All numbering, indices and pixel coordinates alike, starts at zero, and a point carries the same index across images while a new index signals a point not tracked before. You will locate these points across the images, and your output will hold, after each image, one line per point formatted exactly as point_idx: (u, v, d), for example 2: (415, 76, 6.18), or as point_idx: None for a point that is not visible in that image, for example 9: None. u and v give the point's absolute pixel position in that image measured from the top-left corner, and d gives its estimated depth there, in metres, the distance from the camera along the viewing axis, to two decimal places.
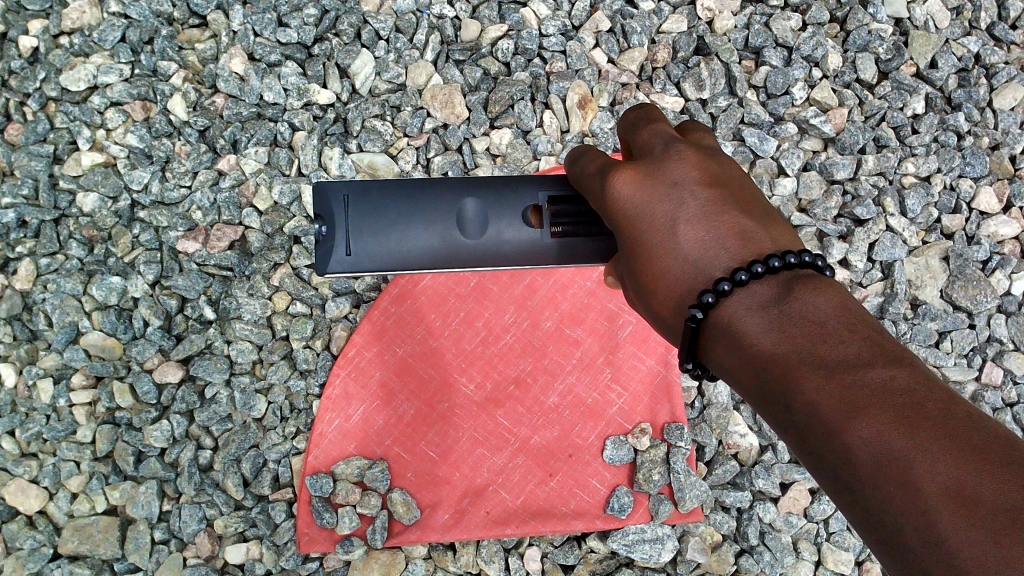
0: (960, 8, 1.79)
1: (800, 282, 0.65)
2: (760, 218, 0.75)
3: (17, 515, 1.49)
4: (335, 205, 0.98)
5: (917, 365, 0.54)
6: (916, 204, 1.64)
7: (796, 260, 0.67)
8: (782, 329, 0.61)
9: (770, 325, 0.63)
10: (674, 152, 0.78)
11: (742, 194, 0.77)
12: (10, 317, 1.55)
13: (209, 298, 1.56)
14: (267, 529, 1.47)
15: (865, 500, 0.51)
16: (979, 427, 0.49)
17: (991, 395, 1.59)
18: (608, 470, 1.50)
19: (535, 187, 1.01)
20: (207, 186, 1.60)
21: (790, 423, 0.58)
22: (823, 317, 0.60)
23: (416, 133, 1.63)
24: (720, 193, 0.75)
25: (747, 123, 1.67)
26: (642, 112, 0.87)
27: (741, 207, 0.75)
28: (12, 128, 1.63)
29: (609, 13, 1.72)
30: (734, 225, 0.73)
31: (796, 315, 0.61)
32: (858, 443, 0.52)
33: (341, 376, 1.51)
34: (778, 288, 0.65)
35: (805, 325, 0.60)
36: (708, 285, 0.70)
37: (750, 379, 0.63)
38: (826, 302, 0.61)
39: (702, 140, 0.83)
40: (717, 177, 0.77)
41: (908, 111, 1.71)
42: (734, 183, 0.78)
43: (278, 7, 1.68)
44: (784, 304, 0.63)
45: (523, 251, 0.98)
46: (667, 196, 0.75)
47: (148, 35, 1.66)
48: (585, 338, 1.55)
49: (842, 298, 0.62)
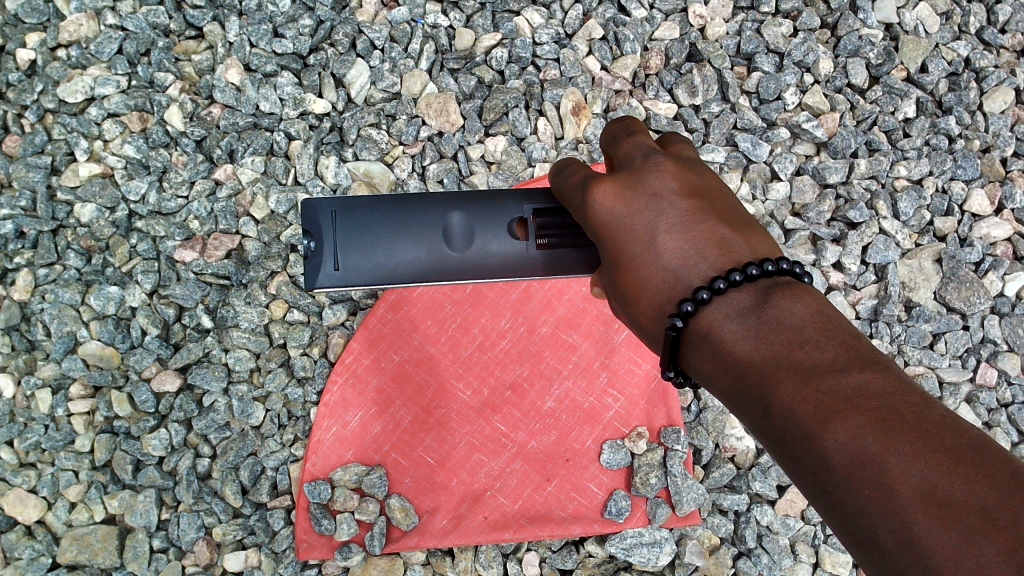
0: (949, 13, 1.81)
1: (779, 289, 0.66)
2: (739, 226, 0.76)
3: (16, 525, 1.49)
4: (323, 221, 0.99)
5: (892, 369, 0.55)
6: (908, 207, 1.66)
7: (773, 268, 0.69)
8: (761, 337, 0.63)
9: (750, 332, 0.64)
10: (653, 162, 0.80)
11: (721, 203, 0.79)
12: (9, 328, 1.56)
13: (207, 306, 1.56)
14: (265, 537, 1.48)
15: (843, 503, 0.53)
16: (952, 429, 0.50)
17: (985, 395, 1.60)
18: (606, 474, 1.51)
19: (521, 199, 1.01)
20: (204, 196, 1.61)
21: (771, 429, 0.59)
22: (801, 325, 0.61)
23: (412, 142, 1.65)
24: (699, 203, 0.77)
25: (739, 128, 1.69)
26: (623, 124, 0.88)
27: (720, 216, 0.77)
28: (10, 140, 1.64)
29: (601, 21, 1.74)
30: (713, 234, 0.74)
31: (776, 323, 0.63)
32: (834, 448, 0.53)
33: (339, 383, 1.52)
34: (757, 296, 0.66)
35: (784, 333, 0.61)
36: (689, 293, 0.71)
37: (731, 387, 0.64)
38: (804, 310, 0.63)
39: (680, 152, 0.85)
40: (695, 187, 0.79)
41: (900, 115, 1.72)
42: (712, 193, 0.80)
43: (273, 18, 1.69)
44: (763, 311, 0.65)
45: (509, 263, 0.99)
46: (646, 207, 0.77)
47: (144, 47, 1.67)
48: (581, 343, 1.56)
49: (819, 306, 0.63)
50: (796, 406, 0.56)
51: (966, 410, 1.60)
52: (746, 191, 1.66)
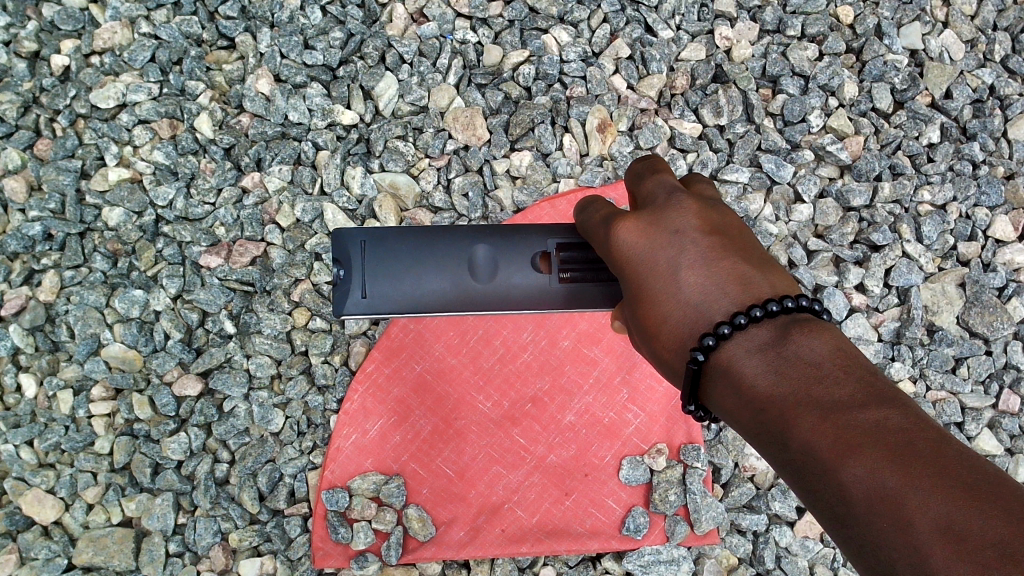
0: (974, 41, 1.83)
1: (799, 325, 0.67)
2: (760, 264, 0.77)
3: (33, 525, 1.49)
4: (353, 249, 0.99)
5: (909, 407, 0.57)
6: (932, 231, 1.67)
7: (793, 304, 0.69)
8: (781, 372, 0.64)
9: (769, 368, 0.66)
10: (676, 201, 0.80)
11: (742, 242, 0.79)
12: (33, 328, 1.57)
13: (230, 312, 1.56)
14: (281, 544, 1.48)
15: (861, 536, 0.54)
16: (967, 464, 0.52)
17: (1009, 421, 1.60)
18: (624, 490, 1.51)
19: (544, 235, 1.02)
20: (231, 204, 1.62)
21: (790, 462, 0.60)
22: (819, 361, 0.63)
23: (438, 155, 1.66)
24: (721, 241, 0.77)
25: (764, 149, 1.70)
26: (648, 163, 0.88)
27: (742, 253, 0.77)
28: (41, 143, 1.66)
29: (629, 40, 1.75)
30: (735, 271, 0.75)
31: (794, 359, 0.64)
32: (853, 481, 0.54)
33: (360, 392, 1.52)
34: (777, 332, 0.68)
35: (802, 368, 0.63)
36: (708, 329, 0.72)
37: (750, 421, 0.66)
38: (823, 347, 0.64)
39: (703, 192, 0.85)
40: (717, 225, 0.79)
41: (924, 140, 1.73)
42: (735, 232, 0.80)
43: (304, 30, 1.72)
44: (782, 347, 0.66)
45: (531, 296, 1.00)
46: (669, 244, 0.77)
47: (177, 56, 1.69)
48: (602, 357, 1.56)
49: (837, 342, 0.65)
50: (815, 440, 0.58)
51: (988, 436, 1.60)
52: (771, 212, 1.66)
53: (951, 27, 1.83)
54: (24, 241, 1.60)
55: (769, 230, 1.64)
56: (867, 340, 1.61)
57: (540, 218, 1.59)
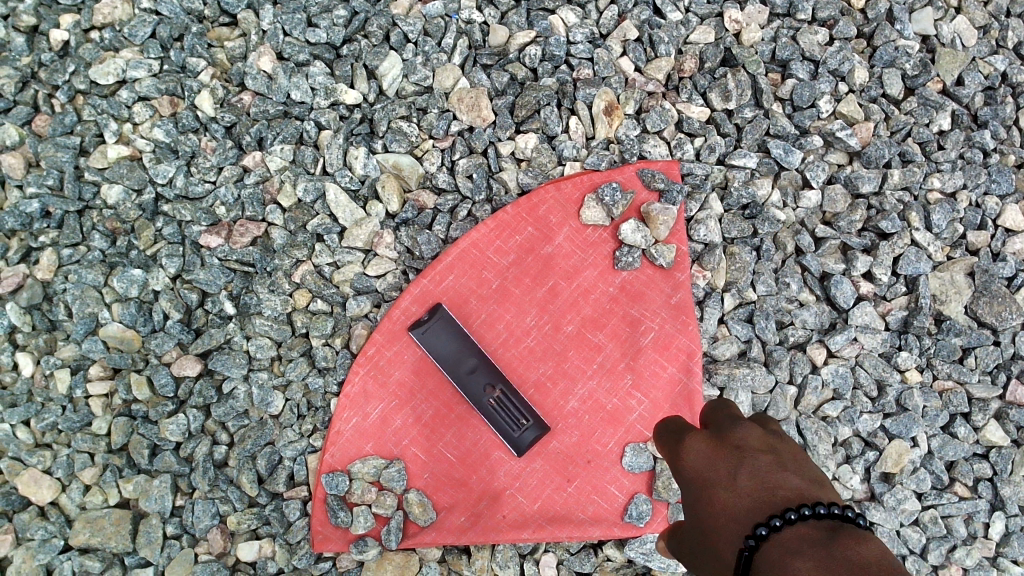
0: (987, 26, 1.81)
1: (844, 534, 0.85)
2: (811, 481, 0.98)
3: (30, 505, 1.47)
4: None
5: None
6: (941, 220, 1.65)
7: (836, 513, 0.89)
8: (827, 565, 0.81)
9: (816, 560, 0.82)
10: (740, 429, 1.07)
11: (793, 462, 1.01)
12: (31, 307, 1.55)
13: (230, 293, 1.55)
14: (280, 527, 1.46)
15: None
16: None
17: (1016, 413, 1.59)
18: (627, 477, 1.50)
19: None
20: (232, 182, 1.60)
21: None
22: (863, 561, 0.80)
23: (442, 136, 1.63)
24: (773, 459, 1.01)
25: (772, 134, 1.67)
26: (722, 415, 1.14)
27: (794, 472, 0.98)
28: (40, 120, 1.65)
29: (636, 22, 1.73)
30: (784, 484, 0.96)
31: (841, 556, 0.81)
32: None
33: (360, 374, 1.48)
34: (823, 535, 0.86)
35: (848, 565, 0.80)
36: (759, 524, 0.91)
37: None
38: (868, 550, 0.81)
39: (768, 434, 1.07)
40: (772, 447, 1.03)
41: (935, 127, 1.71)
42: (789, 454, 1.02)
43: (307, 7, 1.68)
44: (830, 547, 0.83)
45: None
46: (731, 456, 1.02)
47: (178, 32, 1.66)
48: (606, 343, 1.54)
49: (877, 549, 0.82)
50: None
51: (995, 427, 1.59)
52: (778, 198, 1.64)
53: (964, 13, 1.81)
54: (21, 218, 1.58)
55: (777, 215, 1.62)
56: (874, 329, 1.59)
57: (545, 202, 1.56)
